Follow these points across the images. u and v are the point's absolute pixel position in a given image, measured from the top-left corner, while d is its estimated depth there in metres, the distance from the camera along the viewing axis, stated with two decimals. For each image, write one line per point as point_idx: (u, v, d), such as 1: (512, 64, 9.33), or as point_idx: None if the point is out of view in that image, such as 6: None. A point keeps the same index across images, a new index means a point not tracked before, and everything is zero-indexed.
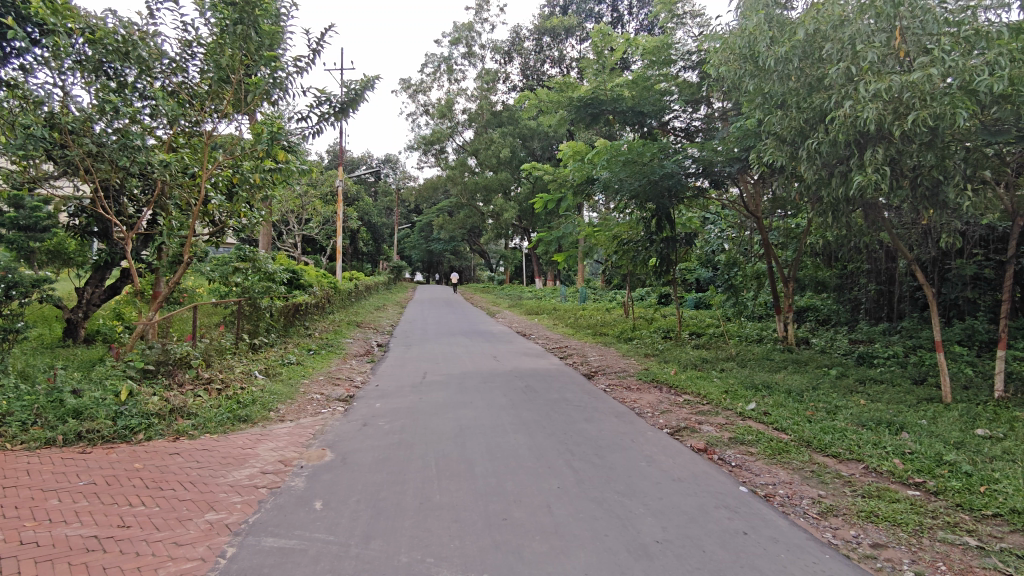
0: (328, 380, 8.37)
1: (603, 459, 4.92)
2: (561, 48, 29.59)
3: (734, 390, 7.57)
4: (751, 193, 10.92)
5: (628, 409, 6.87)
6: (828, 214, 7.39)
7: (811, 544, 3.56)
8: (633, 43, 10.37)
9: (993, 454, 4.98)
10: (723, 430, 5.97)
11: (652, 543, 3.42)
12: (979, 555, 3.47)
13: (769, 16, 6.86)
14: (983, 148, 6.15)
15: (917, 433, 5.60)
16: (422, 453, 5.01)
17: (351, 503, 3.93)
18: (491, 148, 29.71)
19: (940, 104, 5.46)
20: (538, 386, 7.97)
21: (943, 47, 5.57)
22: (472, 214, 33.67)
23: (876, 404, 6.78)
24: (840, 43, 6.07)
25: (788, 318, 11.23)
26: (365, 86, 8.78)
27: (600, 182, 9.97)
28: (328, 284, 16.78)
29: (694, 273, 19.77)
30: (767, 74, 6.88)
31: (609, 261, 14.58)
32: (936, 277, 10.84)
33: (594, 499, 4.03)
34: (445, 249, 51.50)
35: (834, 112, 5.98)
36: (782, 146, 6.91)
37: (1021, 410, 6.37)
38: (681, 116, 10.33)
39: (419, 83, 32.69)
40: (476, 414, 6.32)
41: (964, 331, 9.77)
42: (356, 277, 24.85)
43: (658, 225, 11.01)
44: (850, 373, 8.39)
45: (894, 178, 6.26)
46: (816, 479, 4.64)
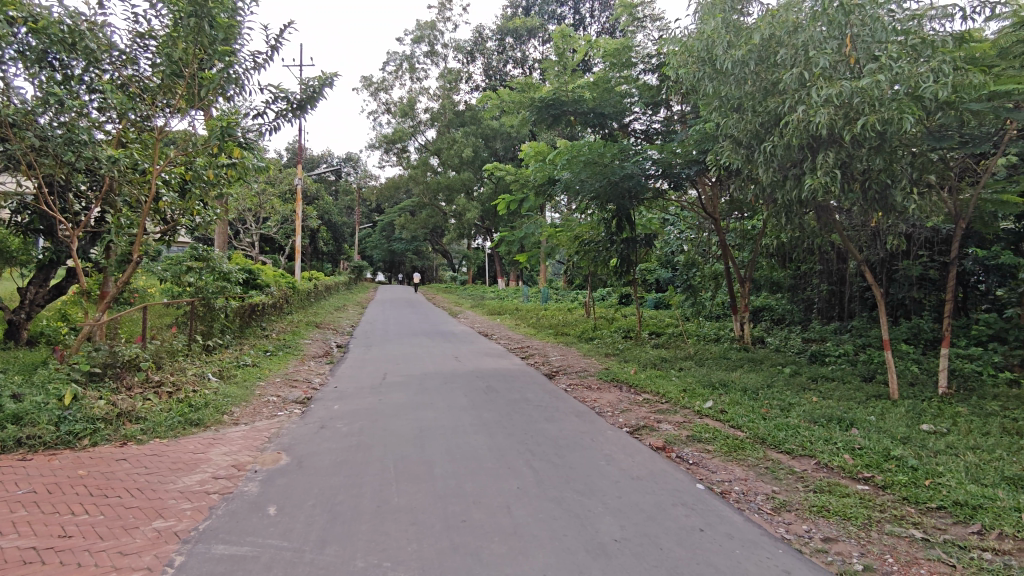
0: (285, 382, 8.20)
1: (563, 458, 4.94)
2: (524, 49, 29.68)
3: (692, 389, 7.69)
4: (710, 195, 11.09)
5: (588, 408, 6.90)
6: (782, 215, 7.57)
7: (765, 539, 3.63)
8: (594, 45, 10.44)
9: (937, 448, 5.18)
10: (681, 428, 6.05)
11: (610, 542, 3.44)
12: (924, 547, 3.59)
13: (726, 21, 7.01)
14: (927, 153, 6.39)
15: (866, 429, 5.79)
16: (381, 455, 4.95)
17: (307, 508, 3.85)
18: (453, 148, 29.60)
19: (888, 110, 5.65)
20: (499, 386, 7.96)
21: (890, 55, 5.77)
22: (434, 214, 33.48)
23: (827, 401, 6.97)
24: (794, 48, 6.23)
25: (744, 318, 11.47)
26: (323, 84, 8.62)
27: (561, 182, 9.99)
28: (286, 284, 16.48)
29: (654, 273, 20.06)
30: (724, 78, 7.01)
31: (570, 261, 14.62)
32: (884, 278, 11.22)
33: (554, 499, 4.04)
34: (407, 250, 51.09)
35: (788, 116, 6.12)
36: (738, 149, 7.03)
37: (963, 406, 6.64)
38: (640, 118, 10.46)
39: (381, 80, 32.35)
40: (436, 416, 6.27)
41: (911, 329, 10.14)
42: (315, 277, 24.43)
43: (619, 226, 11.11)
44: (802, 371, 8.62)
45: (845, 182, 6.42)
46: (770, 475, 4.75)
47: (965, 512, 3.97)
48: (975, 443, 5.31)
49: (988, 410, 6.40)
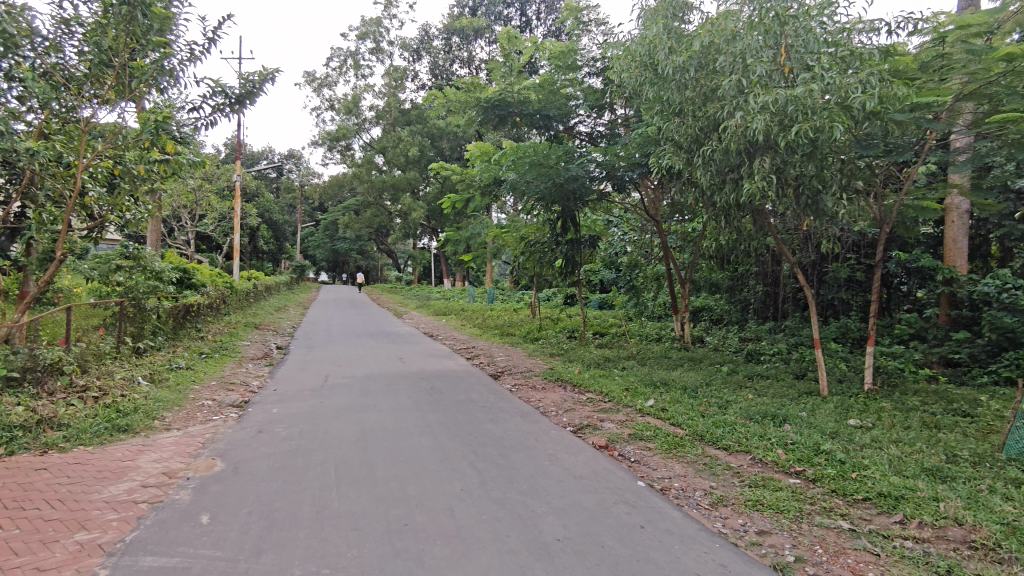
0: (220, 385, 7.93)
1: (507, 459, 4.94)
2: (470, 50, 29.63)
3: (634, 387, 7.84)
4: (652, 198, 11.30)
5: (532, 408, 6.94)
6: (721, 219, 7.80)
7: (703, 535, 3.72)
8: (540, 47, 10.51)
9: (863, 441, 5.44)
10: (623, 426, 6.16)
11: (553, 541, 3.47)
12: (851, 537, 3.76)
13: (667, 28, 7.20)
14: (855, 161, 6.71)
15: (797, 425, 6.02)
16: (321, 459, 4.84)
17: (242, 516, 3.72)
18: (399, 146, 29.30)
19: (819, 118, 5.89)
20: (444, 387, 7.93)
21: (822, 65, 6.03)
22: (378, 214, 32.96)
23: (762, 398, 7.22)
24: (732, 56, 6.42)
25: (684, 318, 11.75)
26: (264, 79, 8.40)
27: (507, 183, 10.01)
28: (224, 283, 15.98)
29: (598, 274, 20.36)
30: (665, 83, 7.17)
31: (516, 262, 14.66)
32: (815, 279, 11.69)
33: (497, 500, 4.04)
34: (350, 250, 50.23)
35: (727, 121, 6.29)
36: (678, 152, 7.19)
37: (886, 401, 6.99)
38: (585, 121, 10.59)
39: (324, 76, 31.73)
40: (379, 418, 6.17)
41: (839, 329, 10.61)
42: (255, 276, 23.73)
43: (564, 228, 11.20)
44: (739, 369, 8.90)
45: (779, 187, 6.66)
46: (708, 471, 4.88)
47: (888, 502, 4.18)
48: (897, 436, 5.60)
49: (909, 405, 6.78)
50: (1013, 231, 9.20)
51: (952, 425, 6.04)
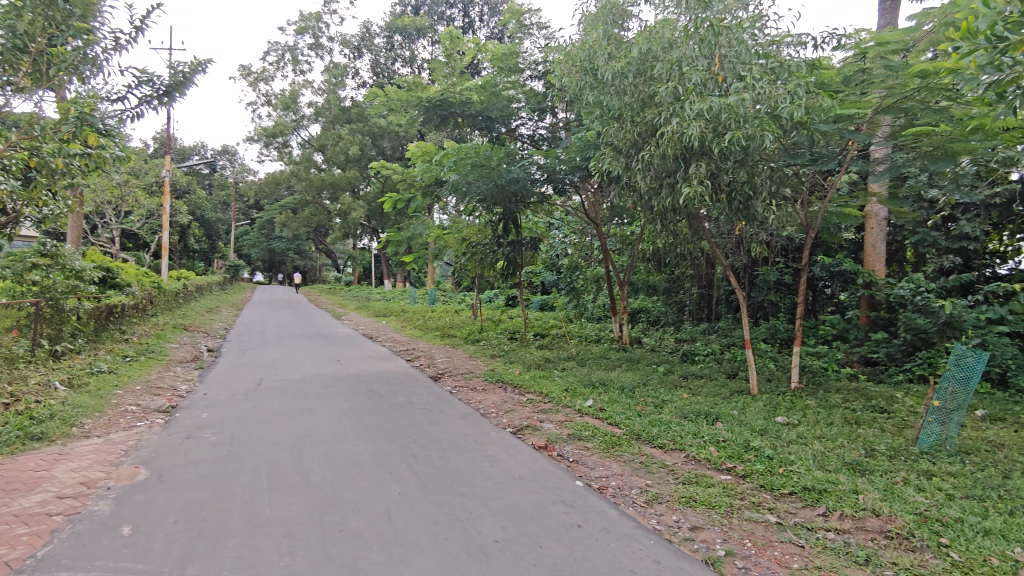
0: (146, 389, 7.57)
1: (446, 462, 4.90)
2: (413, 49, 29.39)
3: (574, 388, 7.92)
4: (592, 201, 11.47)
5: (472, 409, 6.93)
6: (657, 222, 7.97)
7: (639, 532, 3.80)
8: (482, 48, 10.53)
9: (789, 438, 5.67)
10: (562, 427, 6.22)
11: (491, 543, 3.47)
12: (777, 531, 3.91)
13: (607, 33, 7.41)
14: (784, 169, 6.98)
15: (729, 423, 6.22)
16: (253, 465, 4.68)
17: (167, 526, 3.56)
18: (338, 144, 28.76)
19: (751, 126, 6.12)
20: (383, 389, 7.82)
21: (754, 76, 6.28)
22: (317, 212, 32.36)
23: (696, 398, 7.44)
24: (669, 64, 6.59)
25: (622, 320, 11.98)
26: (195, 70, 8.06)
27: (449, 184, 9.94)
28: (151, 283, 15.29)
29: (539, 276, 20.52)
30: (604, 88, 7.30)
31: (457, 262, 14.56)
32: (747, 282, 12.10)
33: (435, 503, 4.01)
34: (287, 250, 48.91)
35: (664, 127, 6.44)
36: (617, 156, 7.30)
37: (811, 399, 7.32)
38: (527, 123, 10.64)
39: (261, 70, 30.83)
40: (315, 422, 6.02)
41: (769, 330, 11.03)
42: (185, 276, 22.77)
43: (506, 229, 11.21)
44: (675, 369, 9.14)
45: (713, 193, 6.85)
46: (644, 470, 4.98)
47: (812, 496, 4.37)
48: (820, 432, 5.87)
49: (833, 402, 7.11)
50: (926, 238, 9.78)
51: (870, 421, 6.37)
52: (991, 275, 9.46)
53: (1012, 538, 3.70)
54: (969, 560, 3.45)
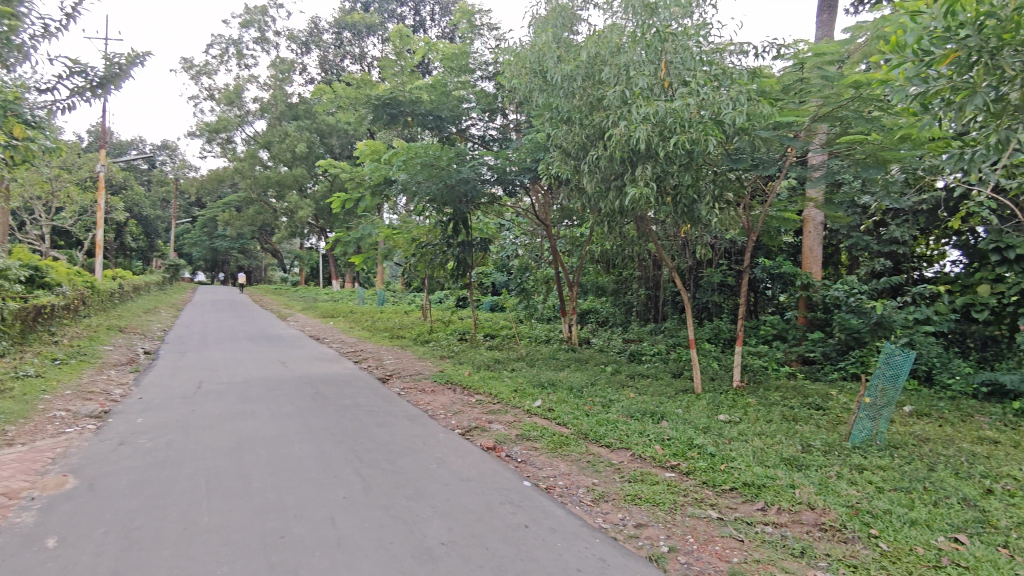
0: (76, 394, 7.21)
1: (393, 464, 4.84)
2: (362, 47, 28.96)
3: (522, 389, 7.94)
4: (542, 203, 11.55)
5: (421, 411, 6.87)
6: (605, 224, 8.08)
7: (585, 530, 3.84)
8: (432, 47, 10.46)
9: (731, 435, 5.84)
10: (510, 427, 6.22)
11: (437, 545, 3.44)
12: (719, 526, 4.00)
13: (556, 37, 7.51)
14: (727, 173, 7.18)
15: (674, 421, 6.36)
16: (191, 471, 4.52)
17: (96, 537, 3.40)
18: (284, 142, 28.11)
19: (695, 131, 6.26)
20: (329, 391, 7.68)
21: (698, 82, 6.44)
22: (262, 210, 31.53)
23: (642, 397, 7.57)
24: (616, 68, 6.72)
25: (571, 321, 12.10)
26: (132, 62, 7.75)
27: (398, 184, 9.82)
28: (84, 283, 14.60)
29: (490, 277, 20.51)
30: (553, 90, 7.37)
31: (407, 263, 14.39)
32: (692, 283, 12.37)
33: (381, 507, 3.96)
34: (230, 249, 47.46)
35: (611, 130, 6.54)
36: (566, 159, 7.37)
37: (752, 397, 7.55)
38: (477, 124, 10.61)
39: (203, 63, 29.89)
40: (257, 426, 5.86)
41: (712, 330, 11.32)
42: (120, 275, 21.80)
43: (456, 229, 11.16)
44: (622, 369, 9.27)
45: (659, 196, 6.99)
46: (591, 468, 5.03)
47: (751, 491, 4.50)
48: (760, 429, 6.06)
49: (772, 400, 7.35)
50: (858, 241, 10.24)
51: (807, 417, 6.61)
52: (918, 278, 9.92)
53: (935, 527, 3.90)
54: (896, 550, 3.62)
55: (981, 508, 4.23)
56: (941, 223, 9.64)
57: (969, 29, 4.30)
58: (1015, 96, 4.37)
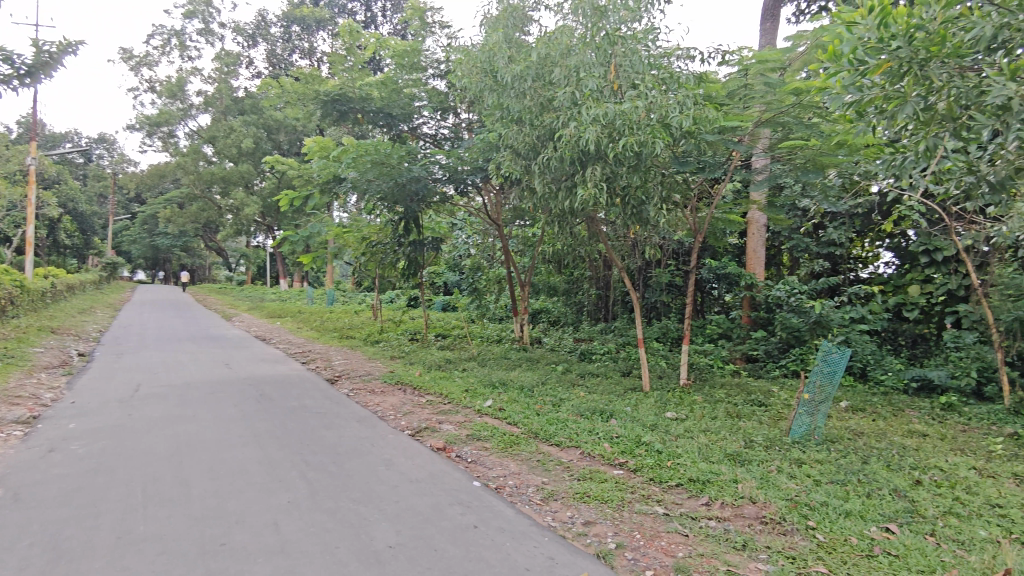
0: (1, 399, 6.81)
1: (340, 467, 4.76)
2: (311, 41, 28.51)
3: (473, 389, 7.92)
4: (494, 203, 11.55)
5: (370, 412, 6.76)
6: (556, 224, 8.13)
7: (533, 529, 3.85)
8: (383, 44, 10.32)
9: (677, 432, 5.96)
10: (461, 427, 6.19)
11: (384, 548, 3.40)
12: (665, 521, 4.08)
13: (507, 37, 7.51)
14: (674, 175, 7.32)
15: (623, 419, 6.44)
16: (127, 478, 4.34)
17: (20, 549, 3.23)
18: (230, 137, 27.30)
19: (643, 133, 6.37)
20: (275, 393, 7.48)
21: (646, 85, 6.55)
22: (205, 207, 30.52)
23: (592, 395, 7.65)
24: (567, 69, 6.77)
25: (522, 320, 12.14)
26: (63, 50, 7.41)
27: (347, 182, 9.60)
28: (12, 282, 13.84)
29: (442, 277, 20.36)
30: (504, 91, 7.37)
31: (357, 262, 14.16)
32: (641, 284, 12.56)
33: (327, 511, 3.88)
34: (172, 247, 45.75)
35: (561, 131, 6.59)
36: (517, 159, 7.38)
37: (698, 394, 7.73)
38: (429, 122, 10.52)
39: (144, 54, 28.76)
40: (199, 430, 5.66)
41: (661, 330, 11.54)
42: (52, 274, 20.74)
43: (407, 228, 11.04)
44: (573, 368, 9.34)
45: (609, 197, 7.09)
46: (541, 467, 5.06)
47: (696, 486, 4.61)
48: (705, 426, 6.21)
49: (717, 397, 7.53)
50: (799, 243, 10.60)
51: (750, 414, 6.81)
52: (854, 278, 10.35)
53: (869, 517, 4.07)
54: (832, 540, 3.77)
55: (910, 498, 4.44)
56: (875, 226, 10.08)
57: (901, 40, 4.51)
58: (941, 105, 4.52)
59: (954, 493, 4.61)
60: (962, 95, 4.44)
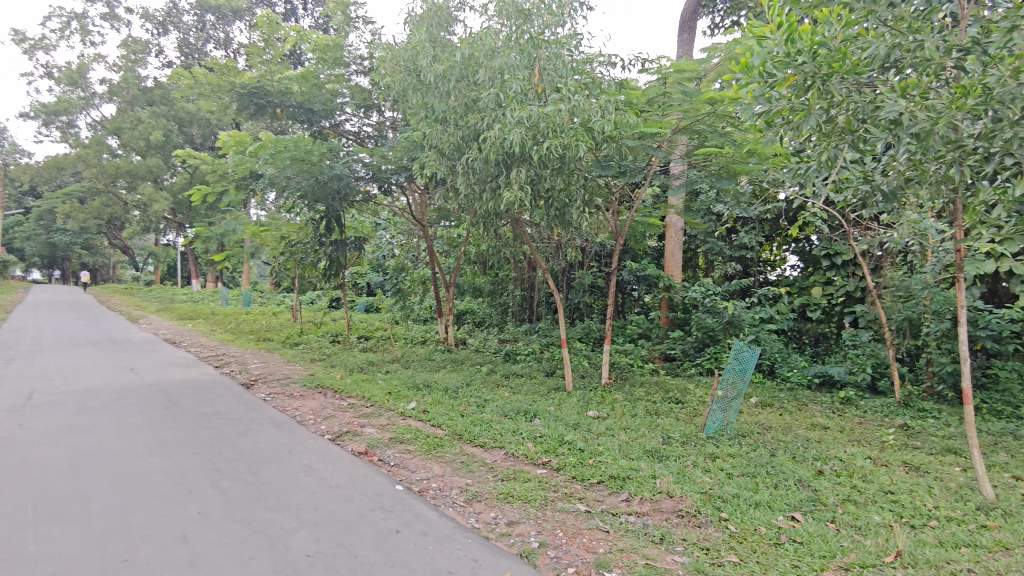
0: None
1: (255, 475, 4.57)
2: (227, 31, 27.38)
3: (396, 391, 7.81)
4: (419, 202, 11.46)
5: (288, 417, 6.54)
6: (481, 225, 8.14)
7: (457, 532, 3.84)
8: (304, 37, 10.02)
9: (599, 430, 6.09)
10: (383, 430, 6.09)
11: (302, 558, 3.29)
12: (586, 518, 4.16)
13: (431, 36, 7.44)
14: (596, 179, 7.48)
15: (546, 419, 6.52)
16: (16, 493, 4.00)
17: None
18: (137, 128, 25.80)
19: (567, 136, 6.47)
20: (185, 399, 7.10)
21: (570, 89, 6.67)
22: (110, 202, 28.72)
23: (516, 396, 7.71)
24: (491, 71, 6.79)
25: (447, 321, 12.10)
26: None
27: (264, 178, 9.20)
28: None
29: (365, 278, 19.95)
30: (428, 90, 7.31)
31: (275, 261, 13.69)
32: (564, 285, 12.75)
33: (241, 521, 3.72)
34: (71, 245, 42.69)
35: (486, 132, 6.60)
36: (441, 159, 7.34)
37: (619, 393, 7.93)
38: (352, 119, 10.31)
39: (39, 37, 26.75)
40: (99, 440, 5.30)
41: (584, 330, 11.77)
42: None
43: (328, 228, 10.76)
44: (497, 369, 9.39)
45: (533, 199, 7.17)
46: (465, 469, 5.05)
47: (616, 483, 4.72)
48: (626, 423, 6.38)
49: (636, 396, 7.76)
50: (713, 246, 11.00)
51: (667, 411, 7.04)
52: (763, 280, 10.88)
53: (776, 507, 4.30)
54: (743, 531, 3.95)
55: (813, 488, 4.72)
56: (783, 230, 10.65)
57: (806, 56, 4.82)
58: (841, 119, 4.81)
59: (851, 481, 4.93)
60: (861, 109, 4.76)
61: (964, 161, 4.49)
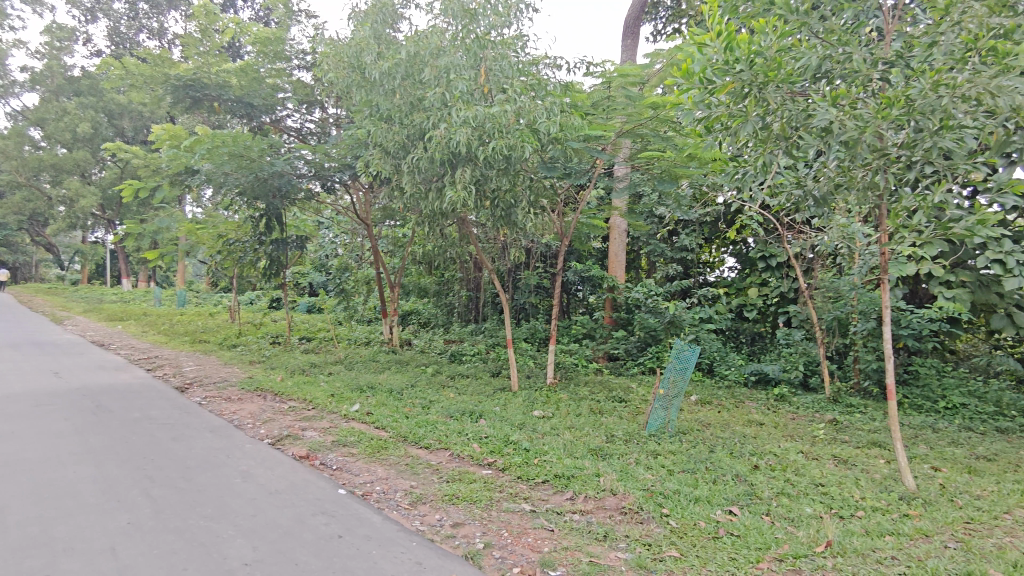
0: None
1: (190, 481, 4.40)
2: (161, 20, 26.17)
3: (339, 393, 7.67)
4: (363, 202, 11.28)
5: (225, 421, 6.32)
6: (426, 225, 8.07)
7: (401, 535, 3.79)
8: (243, 29, 9.72)
9: (544, 430, 6.14)
10: (326, 434, 5.96)
11: (240, 567, 3.19)
12: (531, 518, 4.17)
13: (376, 33, 7.31)
14: (542, 180, 7.52)
15: (491, 419, 6.52)
16: None
17: None
18: (62, 120, 24.49)
19: (512, 137, 6.50)
20: (114, 404, 6.76)
21: (515, 90, 6.69)
22: (31, 197, 27.17)
23: (461, 396, 7.68)
24: (436, 70, 6.73)
25: (392, 322, 11.96)
26: None
27: (200, 174, 8.88)
28: None
29: (307, 278, 19.49)
30: (373, 87, 7.21)
31: (212, 260, 13.23)
32: (510, 285, 12.76)
33: (174, 530, 3.58)
34: None
35: (432, 132, 6.55)
36: (386, 158, 7.25)
37: (563, 392, 8.01)
38: (294, 115, 10.07)
39: None
40: (18, 448, 4.99)
41: (529, 330, 11.83)
42: None
43: (268, 226, 10.47)
44: (442, 369, 9.34)
45: (479, 199, 7.16)
46: (409, 471, 4.99)
47: (561, 482, 4.77)
48: (571, 422, 6.45)
49: (580, 395, 7.85)
50: (656, 248, 11.22)
51: (611, 410, 7.16)
52: (703, 281, 11.19)
53: (714, 502, 4.42)
54: (683, 525, 4.05)
55: (750, 482, 4.88)
56: (722, 233, 10.97)
57: (743, 64, 4.98)
58: (777, 126, 5.01)
59: (785, 475, 5.12)
60: (795, 117, 4.94)
61: (888, 168, 4.71)
